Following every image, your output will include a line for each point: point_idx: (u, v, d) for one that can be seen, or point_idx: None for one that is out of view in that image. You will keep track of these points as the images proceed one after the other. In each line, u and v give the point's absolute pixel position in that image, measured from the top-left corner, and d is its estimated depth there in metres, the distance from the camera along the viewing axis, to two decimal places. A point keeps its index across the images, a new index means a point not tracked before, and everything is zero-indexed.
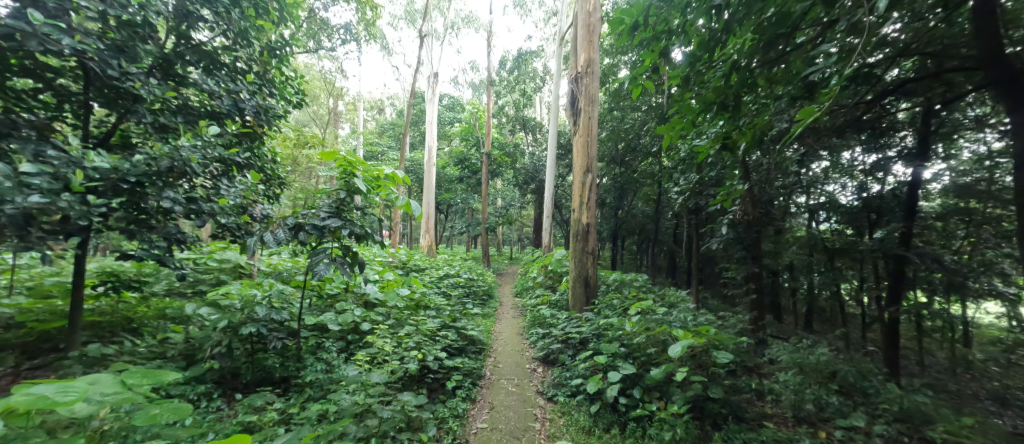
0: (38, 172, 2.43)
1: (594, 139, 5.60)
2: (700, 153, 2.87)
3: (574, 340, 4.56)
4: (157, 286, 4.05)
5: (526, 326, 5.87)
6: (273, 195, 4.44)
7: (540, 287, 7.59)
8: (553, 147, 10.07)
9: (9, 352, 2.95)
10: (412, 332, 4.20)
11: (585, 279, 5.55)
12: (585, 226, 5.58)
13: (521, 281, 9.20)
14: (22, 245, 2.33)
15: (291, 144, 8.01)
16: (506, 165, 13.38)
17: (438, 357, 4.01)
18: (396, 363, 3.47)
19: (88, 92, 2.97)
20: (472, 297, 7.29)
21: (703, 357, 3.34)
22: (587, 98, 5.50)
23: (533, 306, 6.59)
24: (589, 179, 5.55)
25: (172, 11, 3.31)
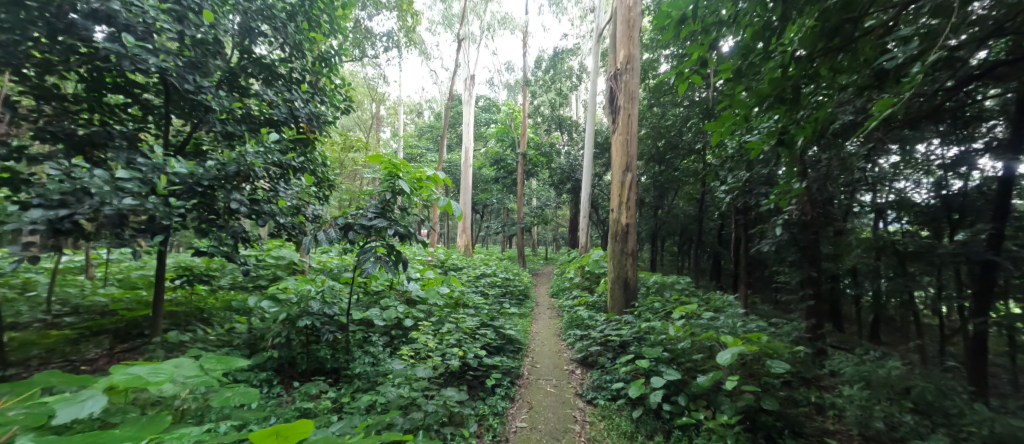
0: (129, 178, 2.72)
1: (634, 137, 5.47)
2: (752, 149, 2.74)
3: (614, 342, 4.48)
4: (224, 280, 4.43)
5: (563, 328, 5.82)
6: (324, 196, 4.69)
7: (578, 288, 7.51)
8: (590, 146, 9.93)
9: (105, 336, 3.34)
10: (452, 330, 4.30)
11: (624, 281, 5.44)
12: (624, 227, 5.49)
13: (557, 282, 9.15)
14: (117, 242, 2.64)
15: (337, 147, 8.48)
16: (543, 165, 13.31)
17: (478, 355, 4.09)
18: (439, 359, 3.56)
19: (168, 105, 3.30)
20: (509, 297, 7.32)
21: (754, 366, 3.19)
22: (627, 95, 5.38)
23: (571, 307, 6.53)
24: (629, 178, 5.43)
25: (237, 29, 3.63)
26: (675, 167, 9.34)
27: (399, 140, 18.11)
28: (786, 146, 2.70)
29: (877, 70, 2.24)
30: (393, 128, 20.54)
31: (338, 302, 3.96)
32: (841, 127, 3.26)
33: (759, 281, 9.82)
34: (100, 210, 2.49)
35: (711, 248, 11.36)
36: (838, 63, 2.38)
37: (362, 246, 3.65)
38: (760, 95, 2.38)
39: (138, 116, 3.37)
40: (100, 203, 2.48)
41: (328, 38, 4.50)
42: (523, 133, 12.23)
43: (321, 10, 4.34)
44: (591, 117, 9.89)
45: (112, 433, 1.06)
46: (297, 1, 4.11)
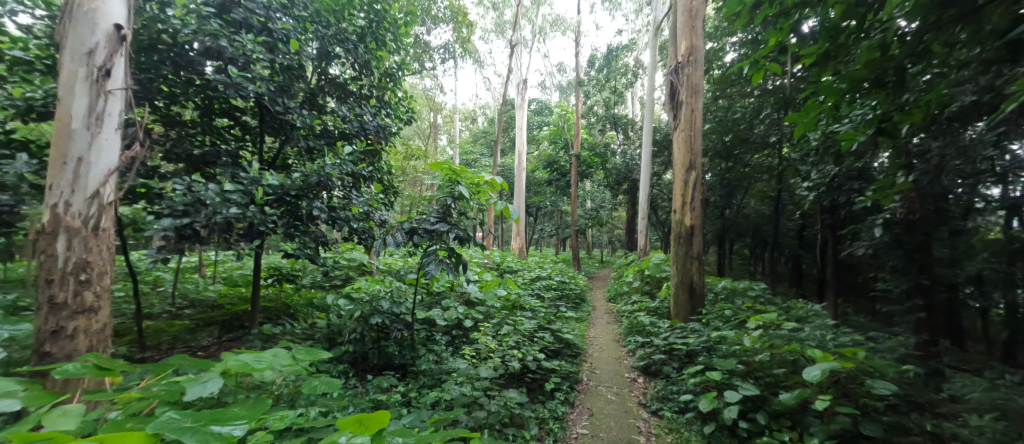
0: (234, 190, 3.11)
1: (698, 133, 5.21)
2: (842, 140, 2.50)
3: (680, 351, 4.29)
4: (305, 279, 4.90)
5: (623, 334, 5.66)
6: (390, 202, 4.99)
7: (637, 292, 7.26)
8: (648, 145, 9.57)
9: (215, 326, 3.84)
10: (511, 332, 4.38)
11: (689, 286, 5.18)
12: (688, 228, 5.25)
13: (614, 285, 8.92)
14: (226, 247, 3.06)
15: (400, 156, 8.98)
16: (598, 166, 13.04)
17: (537, 358, 4.13)
18: (499, 360, 3.65)
19: (264, 125, 3.76)
20: (565, 300, 7.26)
21: (850, 385, 2.89)
22: (689, 89, 5.15)
23: (631, 313, 6.32)
24: (692, 177, 5.19)
25: (316, 54, 4.02)
26: (744, 162, 8.69)
27: (454, 146, 18.73)
28: (886, 136, 2.43)
29: (1010, 41, 1.93)
30: (449, 134, 21.26)
31: (404, 302, 4.20)
32: (952, 113, 2.86)
33: (849, 288, 8.80)
34: (214, 219, 2.92)
35: (787, 251, 10.42)
36: (956, 37, 2.08)
37: (425, 249, 3.84)
38: (855, 80, 2.18)
39: (240, 135, 3.85)
40: (215, 213, 2.90)
41: (393, 54, 4.81)
42: (577, 135, 12.09)
43: (386, 30, 4.63)
44: (649, 114, 9.55)
45: (232, 411, 1.23)
46: (366, 23, 4.44)
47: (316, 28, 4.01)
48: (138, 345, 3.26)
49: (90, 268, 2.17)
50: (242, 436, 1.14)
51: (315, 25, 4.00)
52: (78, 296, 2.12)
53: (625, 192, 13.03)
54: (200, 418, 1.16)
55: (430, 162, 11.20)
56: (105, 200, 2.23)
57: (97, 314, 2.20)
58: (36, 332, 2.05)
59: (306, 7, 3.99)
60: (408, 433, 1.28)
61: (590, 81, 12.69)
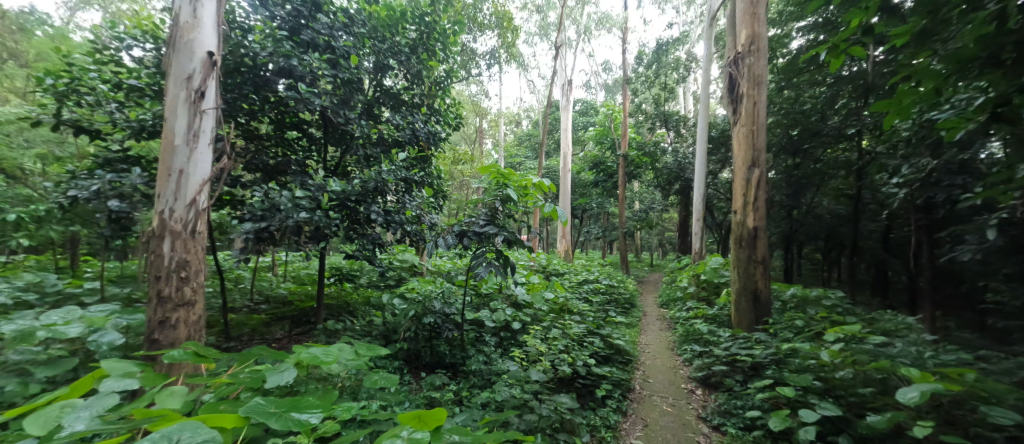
0: (304, 196, 3.39)
1: (761, 128, 4.90)
2: (945, 129, 2.20)
3: (744, 364, 4.03)
4: (363, 279, 5.19)
5: (677, 343, 5.42)
6: (440, 206, 5.16)
7: (692, 299, 6.92)
8: (703, 142, 9.12)
9: (286, 322, 4.18)
10: (559, 335, 4.36)
11: (752, 292, 4.88)
12: (751, 230, 4.95)
13: (666, 290, 8.59)
14: (296, 248, 3.33)
15: (448, 161, 9.26)
16: (648, 166, 12.58)
17: (587, 363, 4.07)
18: (549, 363, 3.64)
19: (328, 135, 4.05)
20: (614, 305, 7.08)
21: (953, 410, 2.47)
22: (751, 80, 4.87)
23: (686, 320, 6.06)
24: (755, 175, 4.90)
25: (372, 67, 4.27)
26: (815, 158, 7.89)
27: (499, 149, 18.94)
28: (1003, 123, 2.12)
29: None
30: (494, 138, 21.55)
31: (454, 303, 4.32)
32: None
33: (946, 300, 7.67)
34: (286, 222, 3.20)
35: (869, 255, 9.37)
36: None
37: (475, 251, 3.93)
38: (962, 59, 1.91)
39: (308, 145, 4.17)
40: (288, 217, 3.18)
41: (443, 63, 4.97)
42: (624, 134, 11.76)
43: (436, 40, 4.78)
44: (704, 110, 9.09)
45: (307, 400, 1.34)
46: (417, 35, 4.62)
47: (374, 43, 4.27)
48: (223, 337, 3.62)
49: (189, 267, 2.46)
50: (317, 423, 1.24)
51: (373, 40, 4.27)
52: (179, 290, 2.42)
53: (677, 193, 12.49)
54: (281, 405, 1.28)
55: (476, 166, 11.41)
56: (200, 206, 2.53)
57: (193, 307, 2.49)
58: (147, 321, 2.36)
59: (364, 24, 4.27)
60: (464, 432, 1.32)
61: (638, 78, 12.28)
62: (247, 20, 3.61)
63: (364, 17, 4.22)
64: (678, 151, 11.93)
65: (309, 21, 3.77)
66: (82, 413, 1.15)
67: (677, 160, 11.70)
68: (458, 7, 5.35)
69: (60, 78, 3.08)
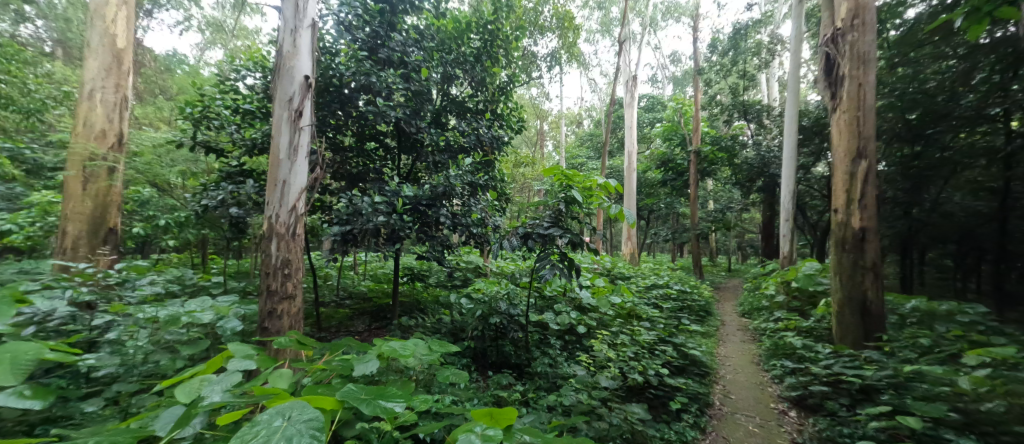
0: (382, 202, 3.72)
1: (868, 114, 4.36)
2: None
3: (847, 384, 3.57)
4: (432, 279, 5.46)
5: (763, 357, 4.97)
6: (503, 208, 5.24)
7: (780, 308, 6.25)
8: (792, 134, 8.28)
9: (366, 317, 4.58)
10: (628, 342, 4.25)
11: (860, 304, 4.34)
12: (858, 232, 4.43)
13: (746, 298, 7.94)
14: (375, 249, 3.65)
15: (510, 164, 9.39)
16: (724, 162, 11.66)
17: (659, 373, 3.89)
18: (618, 370, 3.57)
19: (401, 145, 4.38)
20: (687, 313, 6.67)
21: None
22: (855, 59, 4.36)
23: (773, 332, 5.53)
24: (862, 168, 4.36)
25: (440, 78, 4.52)
26: (943, 145, 6.67)
27: (561, 150, 18.78)
28: None
29: None
30: (556, 138, 21.44)
31: (519, 305, 4.41)
32: None
33: None
34: (369, 222, 3.55)
35: None
36: None
37: (539, 253, 3.96)
38: None
39: (384, 154, 4.51)
40: (370, 219, 3.53)
41: (505, 68, 5.04)
42: (695, 129, 10.92)
43: (499, 46, 4.87)
44: (792, 99, 8.27)
45: (391, 390, 1.47)
46: (481, 44, 4.76)
47: (441, 56, 4.52)
48: (315, 328, 4.12)
49: (291, 265, 2.79)
50: (400, 412, 1.35)
51: (440, 53, 4.53)
52: (284, 285, 2.76)
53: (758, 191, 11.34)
54: (370, 392, 1.41)
55: (539, 168, 11.43)
56: (300, 212, 2.88)
57: (295, 300, 2.83)
58: (260, 312, 2.74)
59: (433, 37, 4.54)
60: (534, 433, 1.37)
61: (711, 67, 11.28)
62: (336, 44, 4.02)
63: (432, 32, 4.49)
64: (760, 145, 10.80)
65: (385, 41, 4.11)
66: (216, 386, 1.37)
67: (759, 154, 10.62)
68: (521, 12, 5.40)
69: (196, 106, 3.68)
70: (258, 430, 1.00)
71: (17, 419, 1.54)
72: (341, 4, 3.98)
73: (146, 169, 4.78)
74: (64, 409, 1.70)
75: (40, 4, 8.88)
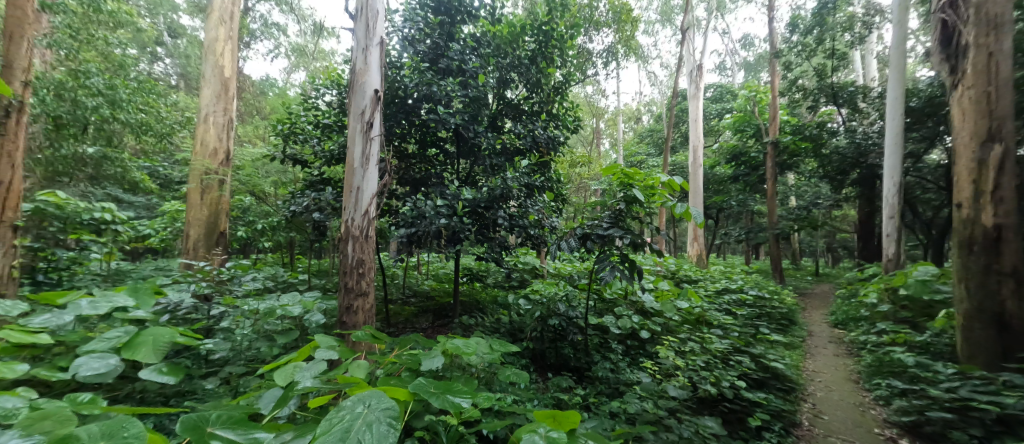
0: (443, 205, 3.93)
1: (1004, 88, 3.68)
2: None
3: (969, 408, 3.06)
4: (490, 279, 5.58)
5: (863, 374, 4.33)
6: (560, 209, 5.22)
7: (884, 319, 5.42)
8: (895, 119, 7.24)
9: (429, 314, 4.83)
10: (697, 350, 3.96)
11: (995, 317, 3.62)
12: (991, 230, 3.67)
13: (838, 306, 7.10)
14: (438, 250, 3.86)
15: (567, 164, 9.29)
16: (809, 152, 9.89)
17: (735, 385, 3.57)
18: (686, 379, 3.35)
19: (460, 150, 4.58)
20: (766, 320, 5.98)
21: None
22: (983, 25, 3.74)
23: (875, 346, 4.85)
24: (995, 153, 3.66)
25: (496, 83, 4.66)
26: None
27: (619, 148, 18.28)
28: None
29: None
30: (613, 136, 20.93)
31: (577, 307, 4.41)
32: None
33: None
34: (433, 222, 3.77)
35: None
36: None
37: (598, 255, 3.90)
38: None
39: (444, 159, 4.70)
40: (435, 220, 3.75)
41: (560, 69, 5.03)
42: (773, 119, 9.57)
43: (554, 47, 4.87)
44: (895, 77, 7.17)
45: (456, 385, 1.55)
46: (536, 46, 4.80)
47: (497, 61, 4.64)
48: (385, 323, 4.46)
49: (364, 265, 3.03)
50: (467, 407, 1.43)
51: (496, 58, 4.65)
52: (359, 283, 3.00)
53: (852, 185, 9.93)
54: (438, 387, 1.51)
55: (595, 167, 11.24)
56: (372, 215, 3.11)
57: (368, 297, 3.06)
58: (339, 306, 3.02)
59: (489, 44, 4.67)
60: (599, 439, 1.38)
61: (791, 49, 9.15)
62: (401, 58, 4.31)
63: (489, 39, 4.63)
64: (855, 131, 9.27)
65: (445, 51, 4.32)
66: (306, 373, 1.54)
67: (853, 141, 9.07)
68: (576, 9, 5.31)
69: (285, 124, 4.20)
70: (343, 414, 1.11)
71: (159, 391, 1.88)
72: (405, 21, 4.30)
73: (247, 180, 5.49)
74: (190, 384, 2.04)
75: (168, 45, 10.63)
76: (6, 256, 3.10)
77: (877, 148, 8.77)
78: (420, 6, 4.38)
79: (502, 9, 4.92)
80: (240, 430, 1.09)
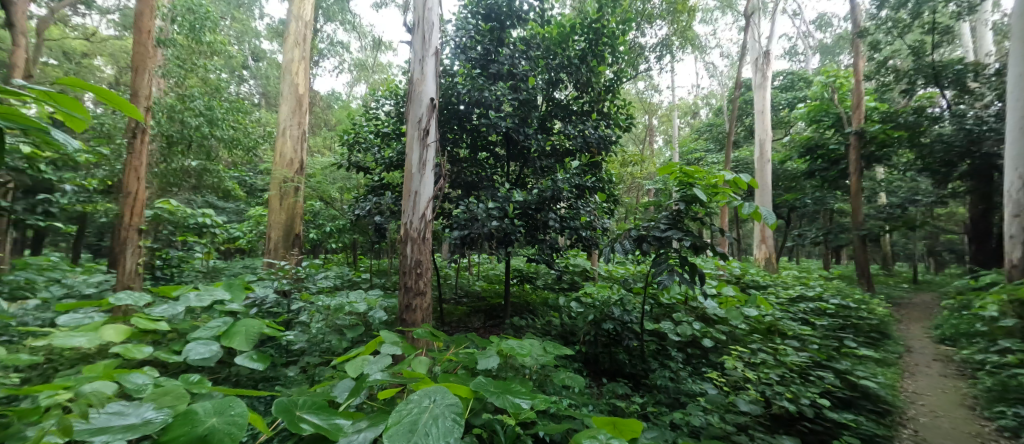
0: (495, 207, 3.99)
1: None
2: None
3: None
4: (540, 281, 5.61)
5: (981, 400, 3.76)
6: (612, 210, 5.10)
7: (1008, 336, 4.64)
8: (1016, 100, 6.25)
9: (481, 314, 4.96)
10: (771, 362, 3.56)
11: None
12: None
13: (944, 319, 6.24)
14: (492, 252, 3.97)
15: (619, 163, 9.09)
16: (903, 142, 8.59)
17: (817, 403, 3.18)
18: (758, 393, 3.11)
19: (510, 154, 4.66)
20: (852, 332, 5.28)
21: None
22: None
23: (994, 368, 4.20)
24: None
25: (545, 84, 4.69)
26: None
27: (675, 145, 17.60)
28: None
29: None
30: (668, 133, 20.15)
31: (633, 311, 4.29)
32: None
33: None
34: (487, 223, 3.87)
35: None
36: None
37: (654, 257, 3.78)
38: None
39: (494, 163, 4.79)
40: (488, 222, 3.85)
41: (610, 66, 4.95)
42: (857, 106, 8.55)
43: (605, 44, 4.78)
44: (1017, 51, 6.15)
45: (515, 387, 1.60)
46: (586, 45, 4.73)
47: (546, 62, 4.67)
48: (439, 322, 4.65)
49: (421, 265, 3.17)
50: (526, 408, 1.46)
51: (545, 59, 4.68)
52: (417, 283, 3.15)
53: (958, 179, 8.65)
54: (497, 387, 1.56)
55: (650, 165, 10.93)
56: (428, 218, 3.26)
57: (425, 296, 3.20)
58: (399, 305, 3.19)
59: (539, 46, 4.70)
60: None
61: (879, 25, 7.94)
62: (453, 66, 4.48)
63: (538, 41, 4.66)
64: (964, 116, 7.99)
65: (496, 56, 4.42)
66: (375, 366, 1.66)
67: (960, 128, 7.86)
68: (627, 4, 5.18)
69: (350, 134, 4.53)
70: (411, 407, 1.19)
71: (249, 377, 2.12)
72: (457, 30, 4.46)
73: (317, 187, 5.96)
74: (275, 371, 2.28)
75: (252, 68, 11.88)
76: (133, 254, 3.55)
77: (992, 135, 7.57)
78: (471, 15, 4.53)
79: (551, 11, 4.94)
80: (323, 415, 1.21)
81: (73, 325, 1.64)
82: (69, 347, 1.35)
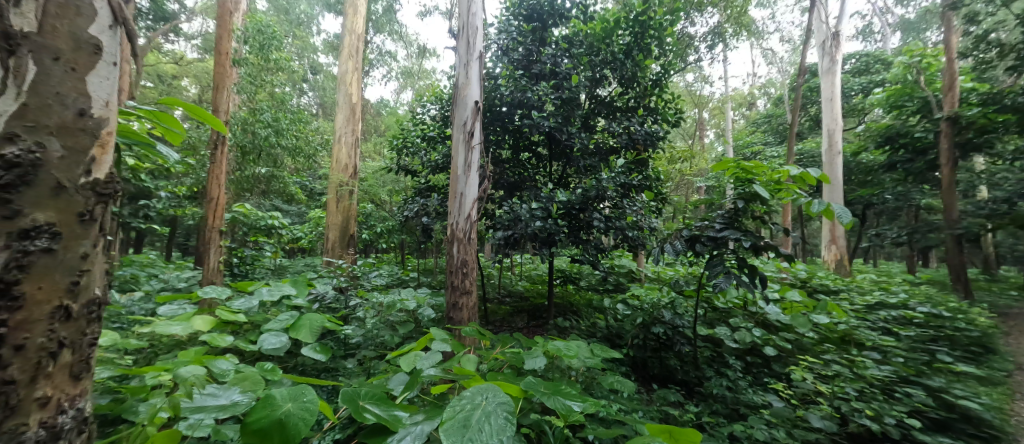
0: (539, 207, 4.03)
1: None
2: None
3: None
4: (584, 282, 5.55)
5: None
6: (659, 209, 4.92)
7: None
8: None
9: (525, 314, 4.98)
10: (845, 375, 3.27)
11: None
12: None
13: None
14: (536, 253, 3.97)
15: (666, 160, 8.78)
16: (1009, 127, 7.28)
17: (905, 423, 2.87)
18: (831, 408, 2.86)
19: (552, 154, 4.66)
20: (946, 345, 4.51)
21: None
22: None
23: None
24: None
25: (588, 82, 4.61)
26: None
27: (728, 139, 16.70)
28: None
29: None
30: (720, 127, 19.18)
31: (684, 315, 4.12)
32: None
33: None
34: (530, 223, 3.89)
35: None
36: None
37: (707, 259, 3.60)
38: None
39: (536, 163, 4.82)
40: (532, 223, 3.86)
41: (657, 59, 4.75)
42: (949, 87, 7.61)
43: (651, 37, 4.60)
44: None
45: (565, 389, 1.59)
46: (631, 39, 4.55)
47: (590, 59, 4.56)
48: (484, 321, 4.74)
49: (467, 264, 3.24)
50: (577, 411, 1.45)
51: (589, 56, 4.56)
52: (463, 282, 3.22)
53: None
54: (547, 387, 1.56)
55: (701, 162, 10.45)
56: (473, 218, 3.32)
57: (471, 295, 3.26)
58: (447, 302, 3.27)
59: (582, 43, 4.61)
60: None
61: None
62: (495, 68, 4.54)
63: (581, 38, 4.56)
64: None
65: (538, 56, 4.42)
66: (428, 361, 1.72)
67: None
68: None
69: (398, 139, 4.72)
70: (464, 403, 1.21)
71: (313, 367, 2.27)
72: (499, 33, 4.52)
73: (368, 189, 6.25)
74: (335, 363, 2.42)
75: (310, 80, 12.70)
76: (214, 252, 3.92)
77: None
78: (512, 16, 4.56)
79: (594, 7, 4.84)
80: (383, 406, 1.27)
81: (170, 315, 1.84)
82: (168, 334, 1.52)
